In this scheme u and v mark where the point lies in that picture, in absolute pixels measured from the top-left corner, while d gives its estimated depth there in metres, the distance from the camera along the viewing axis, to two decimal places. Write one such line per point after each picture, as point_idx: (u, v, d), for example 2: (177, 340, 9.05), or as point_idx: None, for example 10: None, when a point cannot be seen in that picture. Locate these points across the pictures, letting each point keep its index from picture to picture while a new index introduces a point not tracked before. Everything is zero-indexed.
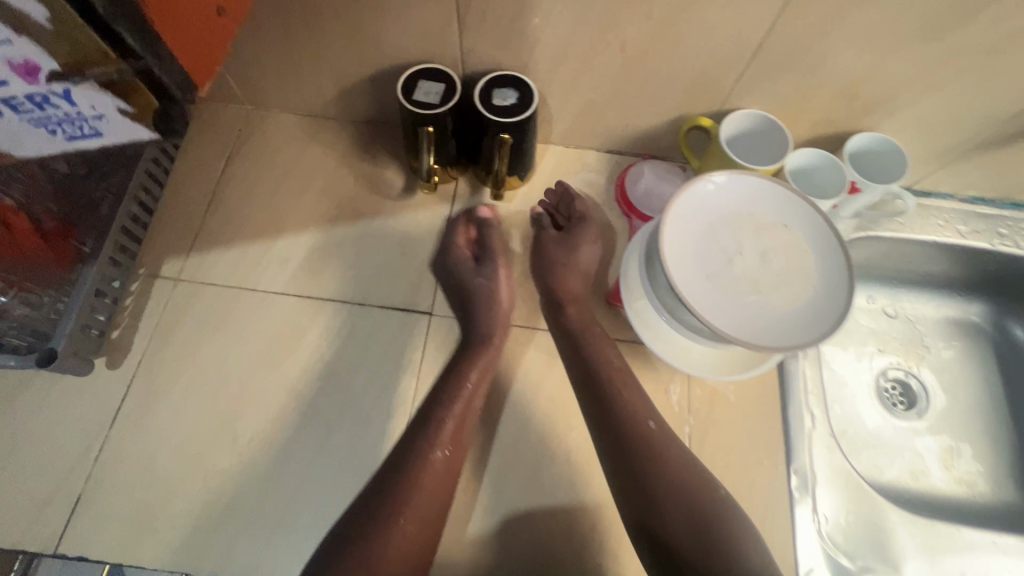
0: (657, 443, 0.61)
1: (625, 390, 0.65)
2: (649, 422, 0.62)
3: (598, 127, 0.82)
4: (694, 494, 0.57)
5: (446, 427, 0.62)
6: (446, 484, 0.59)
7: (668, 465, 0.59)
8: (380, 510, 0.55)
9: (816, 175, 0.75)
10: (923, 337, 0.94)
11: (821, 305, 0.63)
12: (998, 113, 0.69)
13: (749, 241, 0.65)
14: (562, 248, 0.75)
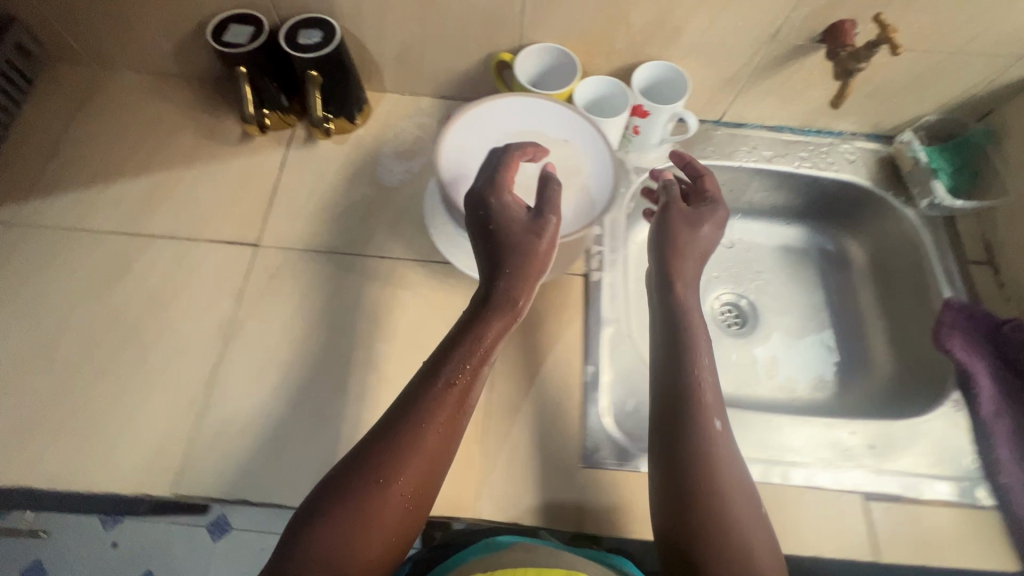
0: (720, 456, 0.55)
1: (704, 385, 0.58)
2: (715, 424, 0.57)
3: (422, 71, 0.87)
4: (737, 514, 0.53)
5: (453, 393, 0.54)
6: (446, 442, 0.53)
7: (727, 482, 0.54)
8: (384, 470, 0.51)
9: (610, 101, 0.81)
10: (756, 262, 0.99)
11: (589, 204, 0.69)
12: (758, 35, 0.76)
13: (531, 154, 0.72)
14: (686, 226, 0.69)
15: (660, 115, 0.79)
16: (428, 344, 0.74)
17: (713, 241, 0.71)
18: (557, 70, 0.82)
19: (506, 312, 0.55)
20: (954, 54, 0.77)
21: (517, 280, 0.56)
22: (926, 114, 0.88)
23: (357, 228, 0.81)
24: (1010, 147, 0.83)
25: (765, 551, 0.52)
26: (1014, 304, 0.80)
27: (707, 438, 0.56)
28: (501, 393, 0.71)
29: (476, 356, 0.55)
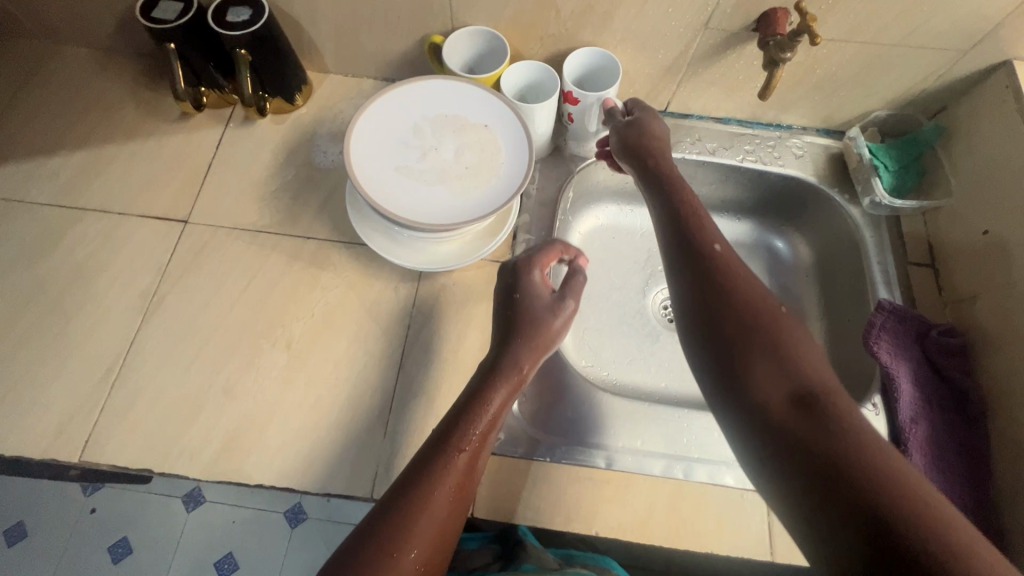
0: (727, 273, 0.54)
1: (701, 229, 0.58)
2: (713, 246, 0.56)
3: (360, 53, 0.87)
4: (762, 310, 0.51)
5: (463, 453, 0.55)
6: (460, 503, 0.53)
7: (739, 292, 0.52)
8: (392, 536, 0.49)
9: (543, 87, 0.81)
10: None
11: (501, 191, 0.68)
12: (690, 22, 0.74)
13: (448, 139, 0.71)
14: (644, 120, 0.72)
15: (589, 102, 0.77)
16: (344, 324, 0.74)
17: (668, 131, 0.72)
18: (491, 54, 0.81)
19: (516, 381, 0.61)
20: (897, 46, 0.74)
21: (530, 356, 0.62)
22: (877, 110, 0.85)
23: (286, 208, 0.82)
24: (958, 147, 0.80)
25: (810, 357, 0.48)
26: (949, 309, 0.77)
27: (704, 257, 0.55)
28: (411, 376, 0.72)
29: (488, 420, 0.57)
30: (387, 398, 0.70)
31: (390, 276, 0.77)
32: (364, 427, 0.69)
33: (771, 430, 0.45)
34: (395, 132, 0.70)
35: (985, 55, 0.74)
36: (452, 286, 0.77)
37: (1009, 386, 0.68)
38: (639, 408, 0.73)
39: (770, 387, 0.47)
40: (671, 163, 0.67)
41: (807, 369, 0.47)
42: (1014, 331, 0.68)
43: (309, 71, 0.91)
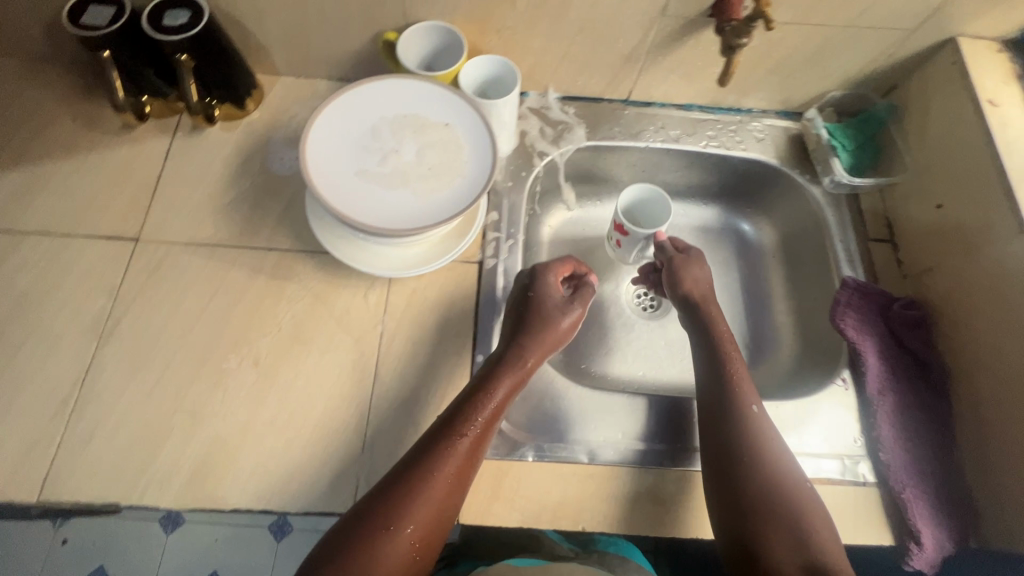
0: (761, 434, 0.64)
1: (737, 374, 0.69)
2: (750, 406, 0.66)
3: (312, 53, 0.83)
4: (789, 500, 0.60)
5: (467, 437, 0.59)
6: (460, 487, 0.58)
7: (770, 460, 0.63)
8: (397, 512, 0.54)
9: (505, 82, 0.77)
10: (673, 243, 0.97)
11: (466, 191, 0.66)
12: (647, 9, 0.73)
13: (408, 140, 0.69)
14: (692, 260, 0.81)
15: (638, 235, 0.83)
16: (313, 337, 0.72)
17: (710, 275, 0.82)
18: (448, 50, 0.78)
19: (519, 376, 0.66)
20: (848, 27, 0.75)
21: (534, 355, 0.68)
22: (831, 91, 0.86)
23: (244, 219, 0.78)
24: (911, 124, 0.82)
25: (828, 540, 0.58)
26: (909, 281, 0.80)
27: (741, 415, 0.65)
28: (388, 385, 0.70)
29: (494, 409, 0.62)
30: (363, 409, 0.68)
31: (358, 283, 0.75)
32: (342, 441, 0.67)
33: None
34: (351, 134, 0.67)
35: (931, 32, 0.76)
36: (423, 290, 0.75)
37: (967, 352, 0.70)
38: (617, 399, 0.72)
39: (785, 557, 0.58)
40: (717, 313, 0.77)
41: (820, 544, 0.58)
42: (969, 299, 0.71)
43: (259, 73, 0.87)
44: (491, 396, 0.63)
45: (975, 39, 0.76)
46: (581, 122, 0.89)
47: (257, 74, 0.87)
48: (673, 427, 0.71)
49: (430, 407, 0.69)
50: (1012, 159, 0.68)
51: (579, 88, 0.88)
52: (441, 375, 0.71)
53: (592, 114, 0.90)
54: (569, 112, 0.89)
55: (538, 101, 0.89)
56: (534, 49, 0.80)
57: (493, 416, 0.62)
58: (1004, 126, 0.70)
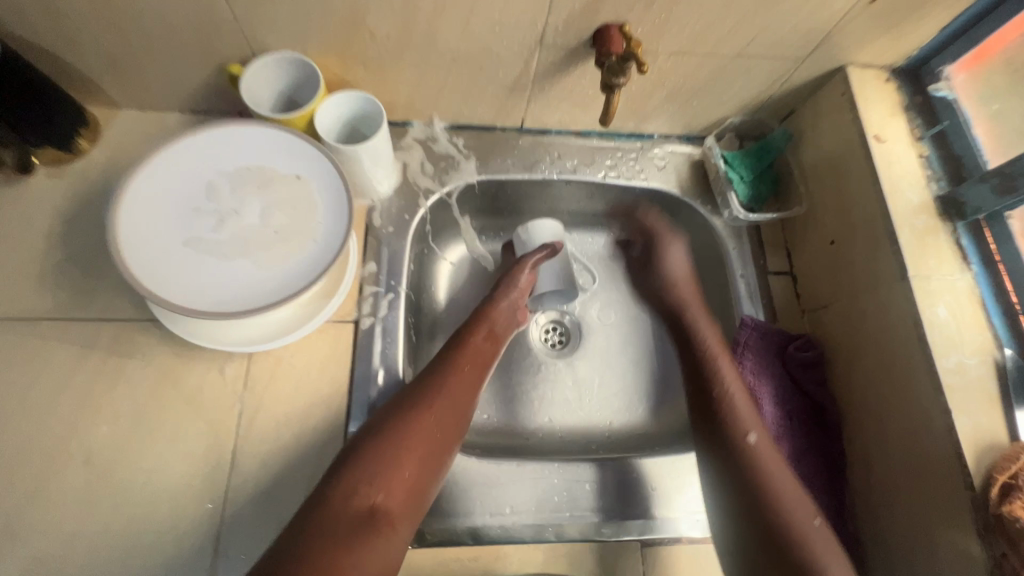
0: (761, 466, 0.62)
1: (728, 386, 0.69)
2: (748, 438, 0.64)
3: (150, 85, 0.72)
4: (795, 519, 0.58)
5: (467, 348, 0.70)
6: (465, 394, 0.66)
7: (776, 485, 0.60)
8: (416, 401, 0.63)
9: (373, 120, 0.70)
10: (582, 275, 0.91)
11: (319, 257, 0.59)
12: (524, 41, 0.66)
13: (251, 198, 0.60)
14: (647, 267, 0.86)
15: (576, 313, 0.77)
16: (159, 423, 0.63)
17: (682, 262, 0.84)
18: (308, 83, 0.69)
19: (500, 309, 0.77)
20: (738, 57, 0.70)
21: (515, 293, 0.79)
22: (730, 117, 0.82)
23: (72, 282, 0.67)
24: (807, 154, 0.79)
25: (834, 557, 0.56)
26: (807, 317, 0.78)
27: (740, 450, 0.63)
28: (246, 472, 0.62)
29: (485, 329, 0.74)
30: (216, 503, 0.61)
31: (213, 354, 0.66)
32: (191, 543, 0.59)
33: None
34: (180, 195, 0.58)
35: (823, 61, 0.72)
36: (290, 357, 0.67)
37: (857, 395, 0.69)
38: (506, 466, 0.67)
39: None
40: (704, 325, 0.76)
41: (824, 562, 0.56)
42: (858, 340, 0.69)
43: (92, 107, 0.75)
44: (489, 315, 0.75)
45: (864, 68, 0.73)
46: (472, 154, 0.82)
47: (89, 107, 0.74)
48: (565, 493, 0.67)
49: (295, 495, 0.62)
50: (896, 198, 0.67)
51: (467, 117, 0.81)
52: (309, 456, 0.64)
53: (484, 144, 0.83)
54: (458, 143, 0.82)
55: (423, 131, 0.81)
56: (409, 80, 0.72)
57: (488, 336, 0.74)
58: (890, 163, 0.68)
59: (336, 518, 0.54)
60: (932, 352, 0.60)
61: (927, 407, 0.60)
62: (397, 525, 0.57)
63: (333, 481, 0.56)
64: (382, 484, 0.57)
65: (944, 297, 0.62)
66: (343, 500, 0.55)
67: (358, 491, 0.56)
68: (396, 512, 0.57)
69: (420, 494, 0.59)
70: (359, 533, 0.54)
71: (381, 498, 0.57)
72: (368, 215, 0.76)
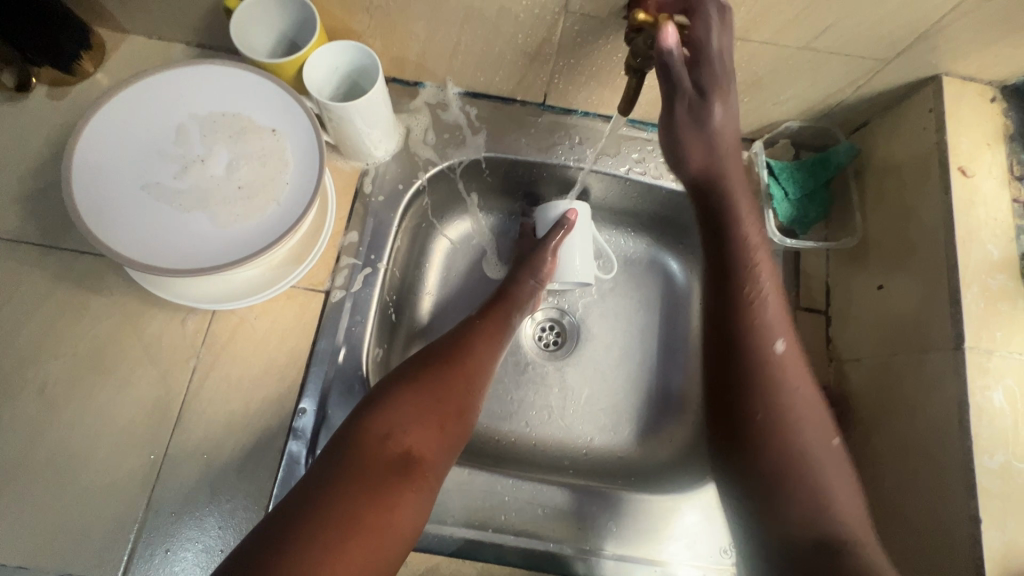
0: (781, 390, 0.50)
1: (759, 299, 0.53)
2: (775, 346, 0.51)
3: (151, 13, 0.67)
4: (807, 451, 0.48)
5: (501, 311, 0.67)
6: (493, 354, 0.62)
7: (788, 413, 0.49)
8: (446, 354, 0.59)
9: (370, 74, 0.63)
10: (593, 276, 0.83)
11: (276, 221, 0.55)
12: (547, 5, 0.57)
13: (220, 148, 0.57)
14: (695, 120, 0.53)
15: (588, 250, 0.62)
16: (114, 366, 0.62)
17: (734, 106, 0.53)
18: (308, 27, 0.63)
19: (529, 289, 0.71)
20: (804, 51, 0.58)
21: (542, 274, 0.72)
22: (787, 121, 0.70)
23: (52, 212, 0.65)
24: (871, 177, 0.67)
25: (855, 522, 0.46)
26: (833, 366, 0.66)
27: (766, 378, 0.50)
28: (190, 431, 0.61)
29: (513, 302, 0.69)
30: (157, 456, 0.60)
31: (177, 305, 0.64)
32: (126, 492, 0.58)
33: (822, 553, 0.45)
34: (148, 137, 0.56)
35: (913, 67, 0.59)
36: (253, 320, 0.64)
37: (872, 471, 0.59)
38: (456, 472, 0.64)
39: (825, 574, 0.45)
40: (739, 175, 0.55)
41: (844, 521, 0.46)
42: (886, 409, 0.58)
43: (99, 28, 0.72)
44: (512, 295, 0.69)
45: (965, 82, 0.60)
46: (483, 127, 0.74)
47: (96, 28, 0.71)
48: (513, 511, 0.63)
49: (235, 464, 0.60)
50: (969, 249, 0.54)
51: (483, 85, 0.72)
52: (255, 426, 0.61)
53: (499, 117, 0.75)
54: (469, 113, 0.74)
55: (435, 95, 0.74)
56: (418, 36, 0.65)
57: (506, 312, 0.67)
58: (972, 204, 0.56)
59: (369, 464, 0.49)
60: (971, 445, 0.49)
61: (950, 508, 0.50)
62: (429, 474, 0.52)
63: (360, 424, 0.53)
64: (412, 432, 0.53)
65: (1004, 381, 0.50)
66: (379, 441, 0.51)
67: (389, 436, 0.52)
68: (427, 461, 0.53)
69: (451, 444, 0.55)
70: (394, 478, 0.50)
71: (412, 445, 0.52)
72: (359, 180, 0.71)
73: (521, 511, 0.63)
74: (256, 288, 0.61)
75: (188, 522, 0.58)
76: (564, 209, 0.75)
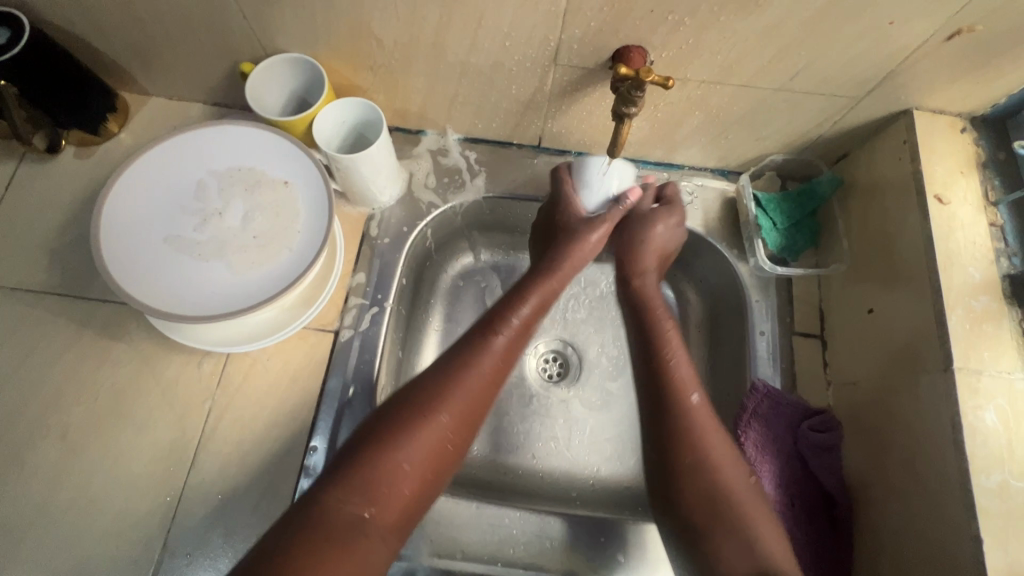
0: (695, 427, 0.56)
1: (674, 360, 0.60)
2: (688, 395, 0.58)
3: (174, 77, 0.73)
4: (725, 482, 0.54)
5: (500, 336, 0.60)
6: (486, 397, 0.57)
7: (710, 452, 0.55)
8: (427, 404, 0.54)
9: (374, 127, 0.67)
10: (596, 307, 0.86)
11: (289, 267, 0.59)
12: (539, 60, 0.62)
13: (237, 200, 0.62)
14: (639, 225, 0.69)
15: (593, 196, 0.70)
16: (133, 410, 0.64)
17: (675, 239, 0.71)
18: (317, 86, 0.68)
19: (556, 283, 0.65)
20: (780, 92, 0.62)
21: (559, 269, 0.66)
22: (772, 154, 0.74)
23: (77, 264, 0.69)
24: (856, 204, 0.70)
25: (778, 545, 0.51)
26: (831, 389, 0.67)
27: (677, 403, 0.57)
28: (205, 472, 0.62)
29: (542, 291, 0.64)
30: (173, 498, 0.61)
31: (193, 349, 0.66)
32: (142, 534, 0.60)
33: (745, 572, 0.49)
34: (169, 193, 0.61)
35: (884, 102, 0.63)
36: (266, 361, 0.67)
37: (875, 493, 0.60)
38: (464, 507, 0.65)
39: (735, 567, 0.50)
40: (652, 286, 0.68)
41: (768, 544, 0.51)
42: (884, 429, 0.60)
43: (123, 93, 0.77)
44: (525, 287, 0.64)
45: (935, 114, 0.64)
46: (482, 169, 0.78)
47: (121, 93, 0.77)
48: (522, 545, 0.64)
49: (247, 504, 0.61)
50: (952, 272, 0.57)
51: (481, 131, 0.77)
52: (267, 466, 0.63)
53: (497, 160, 0.79)
54: (469, 157, 0.78)
55: (436, 142, 0.78)
56: (420, 90, 0.70)
57: (538, 305, 0.64)
58: (951, 229, 0.59)
59: (320, 527, 0.47)
60: (967, 464, 0.50)
61: (952, 529, 0.51)
62: (384, 537, 0.50)
63: (328, 481, 0.50)
64: (375, 497, 0.50)
65: (995, 400, 0.52)
66: (335, 505, 0.48)
67: (351, 500, 0.49)
68: (384, 524, 0.50)
69: (415, 512, 0.52)
70: (343, 545, 0.47)
71: (373, 511, 0.49)
72: (365, 224, 0.74)
73: (529, 545, 0.64)
74: (270, 330, 0.65)
75: (201, 563, 0.59)
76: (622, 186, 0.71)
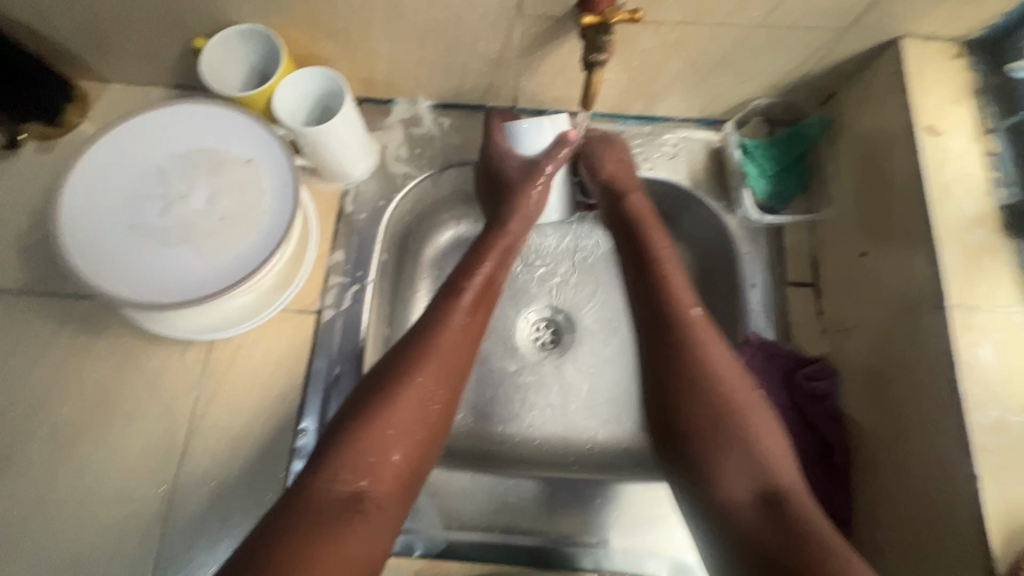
0: (700, 338, 0.56)
1: (670, 277, 0.61)
2: (690, 310, 0.58)
3: (128, 60, 0.70)
4: (732, 398, 0.54)
5: (467, 292, 0.61)
6: (462, 354, 0.58)
7: (710, 364, 0.55)
8: (403, 368, 0.55)
9: (339, 97, 0.64)
10: (587, 272, 0.84)
11: (258, 248, 0.57)
12: (503, 13, 0.59)
13: (200, 183, 0.60)
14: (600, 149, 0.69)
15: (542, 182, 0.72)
16: (119, 404, 0.64)
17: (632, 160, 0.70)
18: (276, 58, 0.65)
19: (507, 232, 0.66)
20: (760, 30, 0.59)
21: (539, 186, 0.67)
22: (757, 98, 0.70)
23: (48, 262, 0.68)
24: (846, 144, 0.67)
25: (790, 479, 0.51)
26: (827, 337, 0.66)
27: (681, 318, 0.57)
28: (197, 461, 0.62)
29: (498, 252, 0.65)
30: (167, 488, 0.61)
31: (174, 338, 0.66)
32: (140, 525, 0.60)
33: (746, 501, 0.50)
34: (131, 181, 0.59)
35: (872, 32, 0.59)
36: (249, 346, 0.66)
37: (872, 438, 0.59)
38: (460, 477, 0.65)
39: (738, 485, 0.51)
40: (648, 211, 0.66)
41: (776, 470, 0.51)
42: (881, 374, 0.58)
43: (80, 81, 0.74)
44: (494, 245, 0.65)
45: (924, 43, 0.60)
46: (457, 135, 0.75)
47: (79, 82, 0.74)
48: (519, 510, 0.64)
49: (242, 491, 0.61)
50: (945, 207, 0.55)
51: (453, 96, 0.74)
52: (257, 452, 0.63)
53: (472, 125, 0.76)
54: (443, 124, 0.76)
55: (408, 111, 0.76)
56: (384, 55, 0.66)
57: (499, 259, 0.65)
58: (944, 162, 0.56)
59: (314, 509, 0.47)
60: (963, 404, 0.49)
61: (950, 469, 0.50)
62: (383, 511, 0.50)
63: (313, 464, 0.50)
64: (365, 469, 0.50)
65: (992, 335, 0.51)
66: (325, 486, 0.49)
67: (338, 476, 0.49)
68: (383, 496, 0.51)
69: (412, 479, 0.53)
70: (341, 520, 0.47)
71: (366, 483, 0.50)
72: (341, 200, 0.72)
73: (524, 508, 0.64)
74: (248, 316, 0.64)
75: (201, 548, 0.59)
76: (554, 132, 0.67)
